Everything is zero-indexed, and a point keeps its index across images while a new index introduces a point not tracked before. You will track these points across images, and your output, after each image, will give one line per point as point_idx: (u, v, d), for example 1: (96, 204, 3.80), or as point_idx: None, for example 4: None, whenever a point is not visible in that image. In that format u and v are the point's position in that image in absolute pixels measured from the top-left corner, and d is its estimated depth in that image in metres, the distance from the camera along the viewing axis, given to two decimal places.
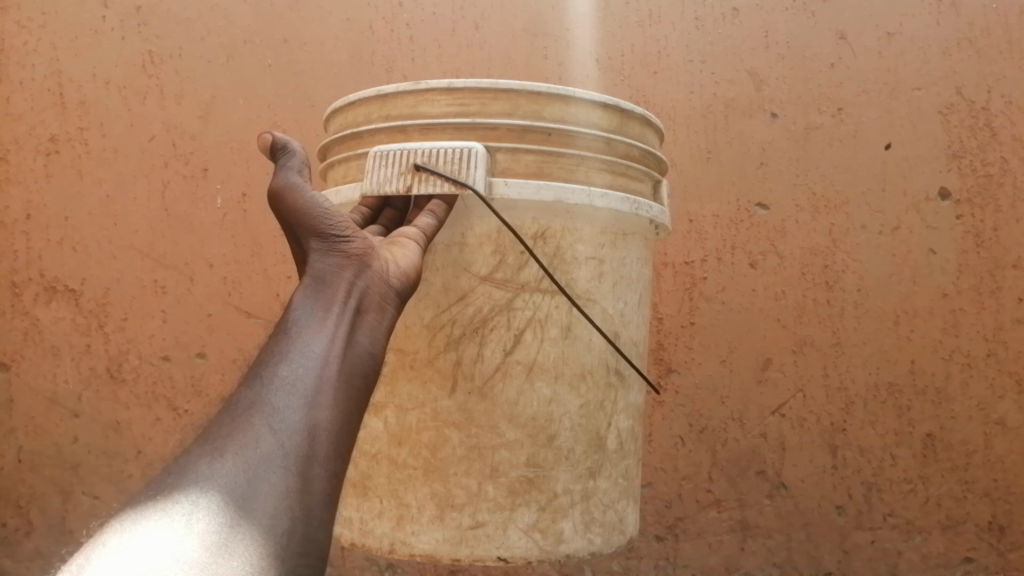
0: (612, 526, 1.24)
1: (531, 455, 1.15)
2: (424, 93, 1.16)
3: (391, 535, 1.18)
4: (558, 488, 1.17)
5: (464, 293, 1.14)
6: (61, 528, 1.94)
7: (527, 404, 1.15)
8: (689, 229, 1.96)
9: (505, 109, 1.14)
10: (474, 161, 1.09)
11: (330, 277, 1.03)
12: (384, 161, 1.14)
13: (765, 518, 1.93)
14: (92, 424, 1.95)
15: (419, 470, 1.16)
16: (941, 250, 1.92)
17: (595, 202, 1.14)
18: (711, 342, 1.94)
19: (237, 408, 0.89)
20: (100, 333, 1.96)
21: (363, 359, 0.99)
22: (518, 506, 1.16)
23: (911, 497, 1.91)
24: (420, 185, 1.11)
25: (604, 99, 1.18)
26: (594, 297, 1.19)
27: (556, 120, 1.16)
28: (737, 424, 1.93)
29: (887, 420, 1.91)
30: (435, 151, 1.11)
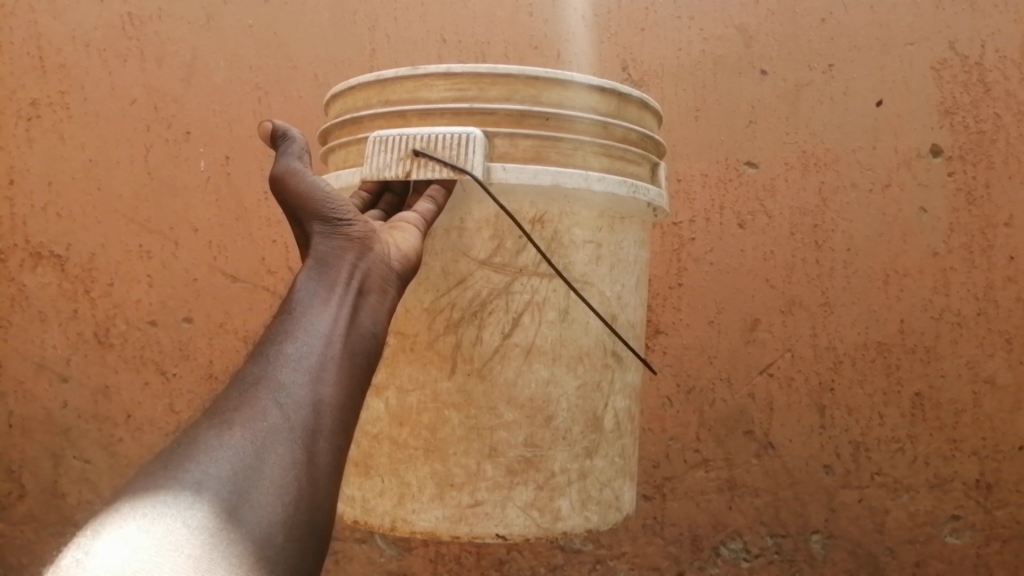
0: (608, 503, 1.30)
1: (529, 435, 1.21)
2: (424, 79, 1.20)
3: (393, 513, 1.24)
4: (556, 467, 1.23)
5: (463, 277, 1.19)
6: (53, 491, 1.95)
7: (525, 386, 1.20)
8: (678, 189, 1.95)
9: (503, 94, 1.18)
10: (472, 147, 1.13)
11: (334, 260, 1.07)
12: (384, 146, 1.18)
13: (753, 477, 1.94)
14: (81, 389, 1.95)
15: (420, 449, 1.22)
16: (932, 208, 1.91)
17: (593, 184, 1.18)
18: (698, 303, 1.94)
19: (244, 382, 0.93)
20: (87, 298, 1.96)
21: (364, 338, 1.03)
22: (516, 484, 1.21)
23: (899, 456, 1.92)
24: (419, 171, 1.15)
25: (600, 83, 1.21)
26: (591, 280, 1.23)
27: (554, 104, 1.19)
28: (724, 384, 1.93)
29: (876, 379, 1.91)
30: (433, 137, 1.15)
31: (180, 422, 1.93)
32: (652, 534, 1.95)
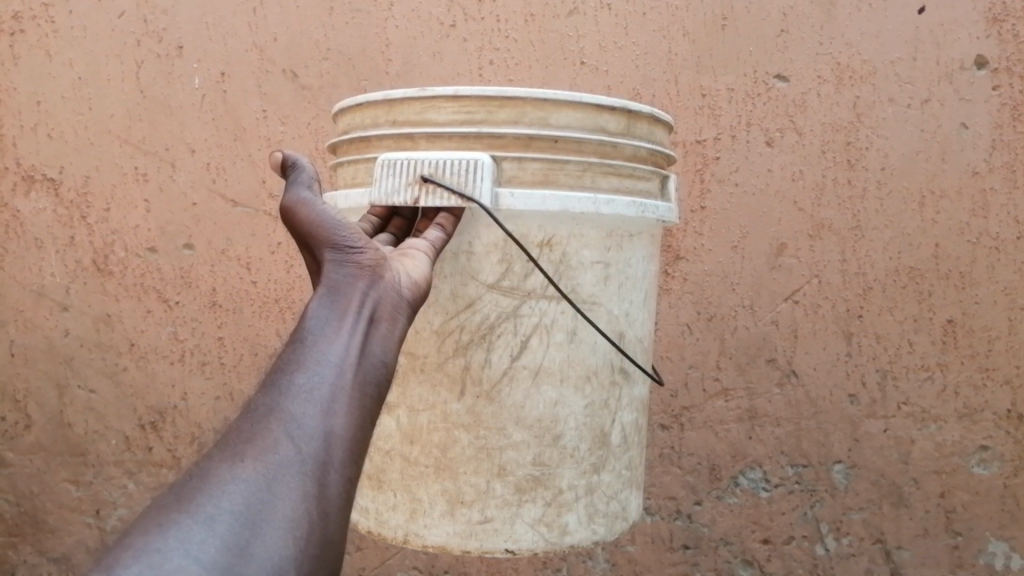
0: (614, 515, 1.30)
1: (537, 454, 1.22)
2: (430, 100, 1.16)
3: (406, 527, 1.26)
4: (563, 483, 1.24)
5: (472, 301, 1.18)
6: (59, 421, 1.92)
7: (534, 407, 1.20)
8: (702, 104, 1.82)
9: (510, 117, 1.15)
10: (480, 174, 1.11)
11: (344, 288, 1.06)
12: (390, 170, 1.15)
13: (774, 406, 1.88)
14: (82, 318, 1.90)
15: (430, 468, 1.23)
16: (973, 125, 1.78)
17: (601, 208, 1.16)
18: (721, 227, 1.84)
19: (256, 413, 0.93)
20: (83, 224, 1.89)
21: (374, 368, 1.02)
22: (525, 502, 1.22)
23: (927, 385, 1.85)
24: (427, 198, 1.14)
25: (610, 102, 1.17)
26: (599, 300, 1.22)
27: (563, 127, 1.16)
28: (748, 311, 1.85)
29: (907, 306, 1.83)
30: (442, 163, 1.13)
31: (184, 351, 1.88)
32: (668, 464, 1.91)
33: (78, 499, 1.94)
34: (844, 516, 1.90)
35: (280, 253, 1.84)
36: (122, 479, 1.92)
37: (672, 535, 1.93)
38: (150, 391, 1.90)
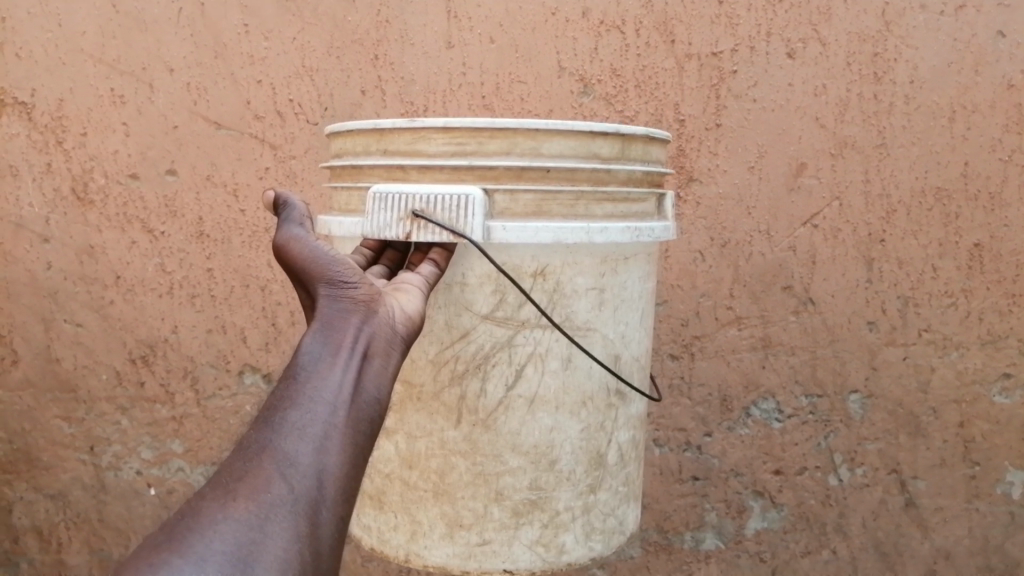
0: (612, 531, 1.28)
1: (533, 479, 1.19)
2: (419, 130, 1.10)
3: (407, 546, 1.24)
4: (560, 505, 1.21)
5: (466, 331, 1.14)
6: (47, 357, 1.86)
7: (530, 433, 1.17)
8: (719, 12, 1.69)
9: (501, 147, 1.09)
10: (472, 209, 1.06)
11: (338, 322, 1.02)
12: (380, 203, 1.09)
13: (790, 334, 1.80)
14: (64, 250, 1.82)
15: (429, 492, 1.20)
16: (1011, 33, 1.65)
17: (594, 238, 1.11)
18: (737, 147, 1.73)
19: (247, 451, 0.90)
20: (59, 150, 1.79)
21: (369, 406, 0.98)
22: (522, 524, 1.20)
23: (950, 312, 1.76)
24: (419, 233, 1.08)
25: (603, 128, 1.10)
26: (594, 326, 1.17)
27: (555, 155, 1.10)
28: (763, 236, 1.76)
29: (932, 229, 1.73)
30: (433, 198, 1.07)
31: (173, 283, 1.80)
32: (679, 395, 1.85)
33: (71, 436, 1.90)
34: (859, 446, 1.85)
35: (269, 179, 1.76)
36: (116, 415, 1.88)
37: (681, 467, 1.89)
38: (140, 325, 1.83)
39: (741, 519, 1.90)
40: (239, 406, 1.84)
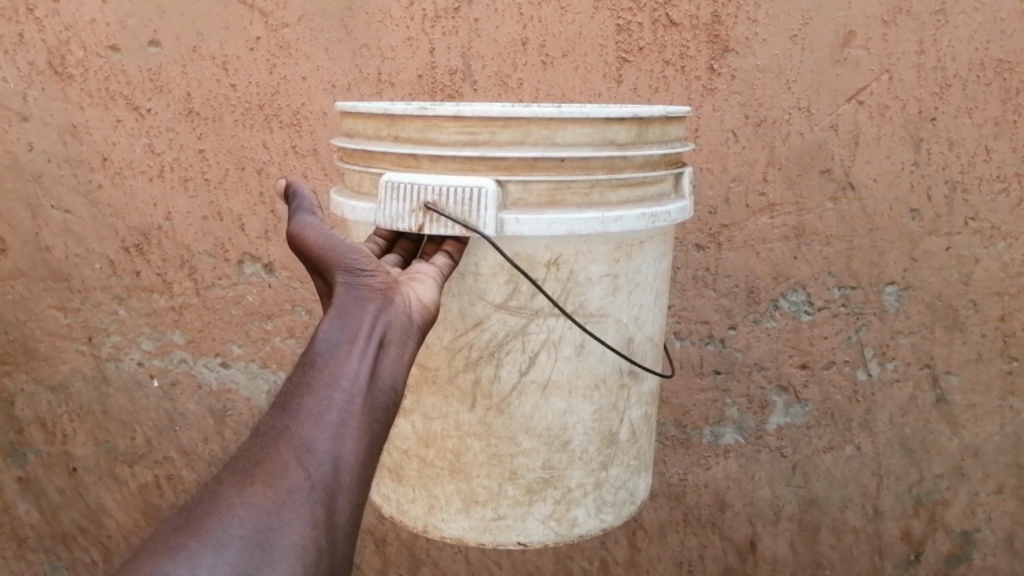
0: (623, 501, 1.29)
1: (547, 459, 1.20)
2: (430, 118, 1.05)
3: (425, 519, 1.26)
4: (572, 483, 1.22)
5: (479, 319, 1.13)
6: (36, 244, 1.82)
7: (544, 416, 1.17)
8: None
9: (514, 137, 1.04)
10: (485, 202, 1.03)
11: (354, 309, 1.00)
12: (391, 193, 1.07)
13: (826, 223, 1.68)
14: (45, 130, 1.75)
15: (445, 470, 1.21)
16: None
17: (609, 229, 1.08)
18: (779, 13, 1.56)
19: (264, 434, 0.91)
20: (31, 20, 1.69)
21: (384, 395, 0.98)
22: (535, 501, 1.21)
23: (1001, 199, 1.63)
24: (431, 225, 1.06)
25: (620, 114, 1.06)
26: (608, 312, 1.16)
27: (570, 145, 1.05)
28: (803, 114, 1.61)
29: (989, 107, 1.57)
30: (444, 189, 1.05)
31: (163, 166, 1.73)
32: (703, 288, 1.75)
33: (68, 326, 1.87)
34: (892, 341, 1.75)
35: (260, 51, 1.65)
36: (112, 305, 1.84)
37: (702, 361, 1.80)
38: (130, 211, 1.77)
39: (763, 414, 1.83)
40: (240, 297, 1.79)
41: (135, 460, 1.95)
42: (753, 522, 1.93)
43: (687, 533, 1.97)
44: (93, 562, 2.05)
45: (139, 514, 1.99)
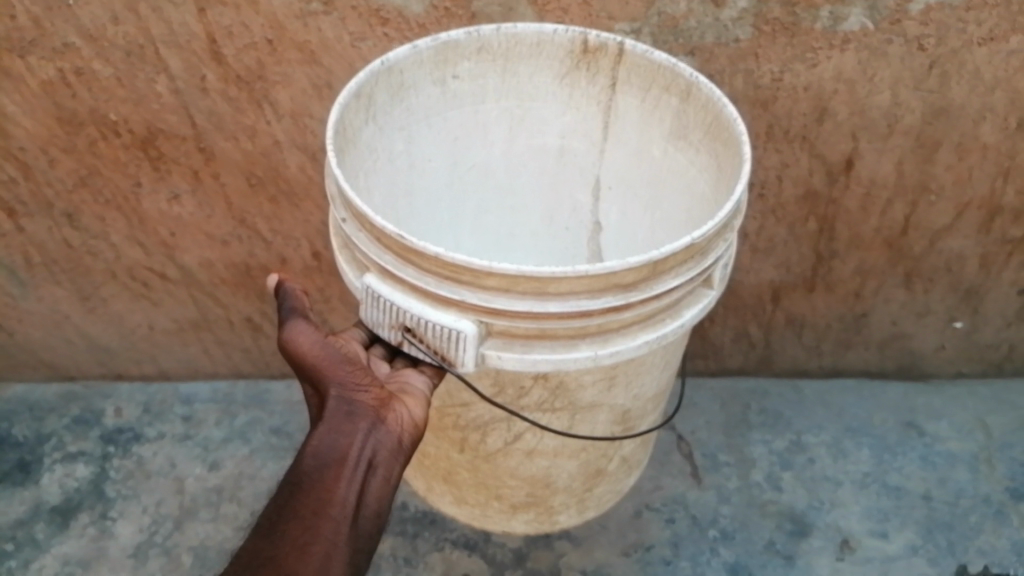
0: (605, 498, 1.52)
1: (529, 492, 1.43)
2: (412, 246, 1.07)
3: (425, 492, 1.57)
4: (555, 504, 1.47)
5: (465, 402, 1.30)
6: None
7: (528, 469, 1.38)
8: None
9: (500, 284, 1.05)
10: (462, 344, 1.10)
11: (346, 427, 1.14)
12: (376, 304, 1.15)
13: None
14: None
15: (442, 478, 1.48)
16: None
17: (600, 361, 1.13)
18: None
19: (254, 563, 1.06)
20: None
21: (368, 519, 1.13)
22: (520, 512, 1.48)
23: None
24: (410, 343, 1.16)
25: (617, 265, 1.03)
26: (602, 402, 1.29)
27: (563, 297, 1.06)
28: None
29: None
30: (423, 320, 1.11)
31: None
32: None
33: None
34: None
35: None
36: None
37: None
38: None
39: None
40: None
41: (26, 50, 1.44)
42: (856, 138, 1.50)
43: (767, 151, 1.52)
44: (12, 179, 1.63)
45: (51, 121, 1.54)
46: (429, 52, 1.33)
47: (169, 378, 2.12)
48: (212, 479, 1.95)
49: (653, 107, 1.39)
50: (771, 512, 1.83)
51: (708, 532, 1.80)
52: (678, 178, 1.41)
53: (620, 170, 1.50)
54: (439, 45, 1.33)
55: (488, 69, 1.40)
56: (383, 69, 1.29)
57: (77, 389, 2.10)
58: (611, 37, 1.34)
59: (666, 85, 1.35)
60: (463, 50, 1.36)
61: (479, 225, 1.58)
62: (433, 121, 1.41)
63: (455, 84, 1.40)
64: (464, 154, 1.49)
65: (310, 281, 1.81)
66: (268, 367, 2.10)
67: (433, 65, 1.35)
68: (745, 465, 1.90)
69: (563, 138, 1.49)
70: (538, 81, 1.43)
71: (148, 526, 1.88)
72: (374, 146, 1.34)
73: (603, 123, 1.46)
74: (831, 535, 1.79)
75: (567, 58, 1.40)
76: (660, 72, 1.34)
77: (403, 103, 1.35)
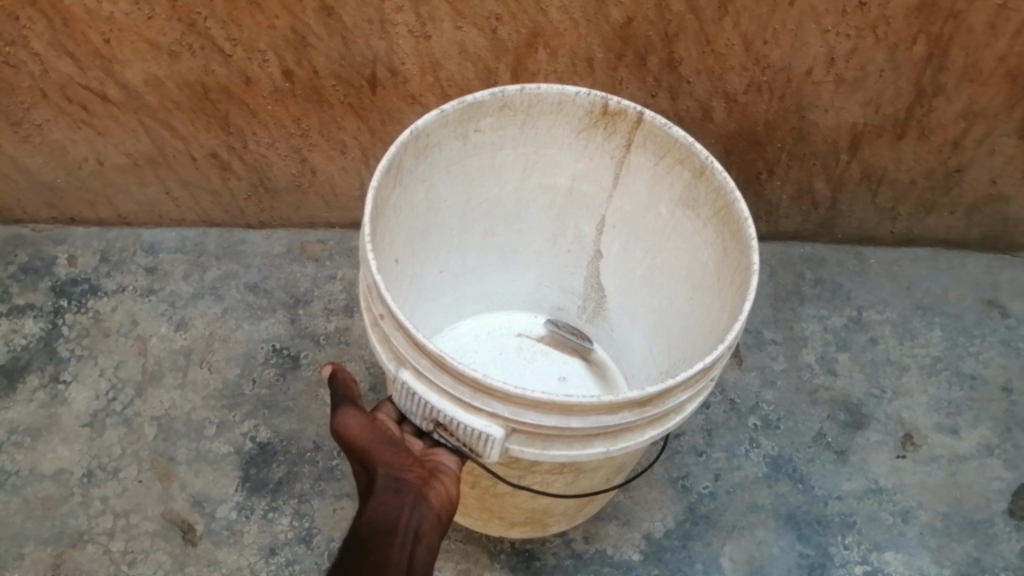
0: (592, 506, 1.34)
1: (531, 511, 1.28)
2: (447, 361, 1.01)
3: None
4: (554, 518, 1.32)
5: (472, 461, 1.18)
6: None
7: (530, 502, 1.26)
8: None
9: (529, 405, 1.00)
10: (491, 444, 1.04)
11: (394, 500, 1.10)
12: (410, 396, 1.08)
13: None
14: None
15: None
16: None
17: (610, 455, 1.08)
18: None
19: None
20: None
21: None
22: (518, 525, 1.32)
23: None
24: (441, 434, 1.09)
25: (635, 395, 1.01)
26: (610, 460, 1.19)
27: (586, 414, 1.01)
28: None
29: None
30: (456, 422, 1.05)
31: None
32: None
33: None
34: None
35: None
36: None
37: None
38: None
39: None
40: None
41: None
42: None
43: None
44: None
45: None
46: (454, 115, 1.23)
47: (129, 224, 1.83)
48: (178, 341, 1.69)
49: (667, 171, 1.32)
50: (823, 400, 1.57)
51: (747, 420, 1.55)
52: (682, 241, 1.35)
53: (625, 215, 1.42)
54: (465, 107, 1.23)
55: (509, 122, 1.31)
56: (412, 138, 1.19)
57: (24, 233, 1.81)
58: (632, 105, 1.26)
59: (680, 157, 1.28)
60: (487, 109, 1.26)
61: (484, 253, 1.49)
62: (451, 173, 1.32)
63: (476, 137, 1.30)
64: (476, 196, 1.39)
65: (282, 108, 1.49)
66: (241, 214, 1.80)
67: (458, 125, 1.25)
68: (795, 345, 1.62)
69: (573, 180, 1.40)
70: (554, 134, 1.34)
71: (106, 392, 1.64)
72: (399, 204, 1.25)
73: (615, 174, 1.38)
74: (891, 429, 1.54)
75: (588, 114, 1.31)
76: (675, 145, 1.27)
77: (427, 160, 1.26)
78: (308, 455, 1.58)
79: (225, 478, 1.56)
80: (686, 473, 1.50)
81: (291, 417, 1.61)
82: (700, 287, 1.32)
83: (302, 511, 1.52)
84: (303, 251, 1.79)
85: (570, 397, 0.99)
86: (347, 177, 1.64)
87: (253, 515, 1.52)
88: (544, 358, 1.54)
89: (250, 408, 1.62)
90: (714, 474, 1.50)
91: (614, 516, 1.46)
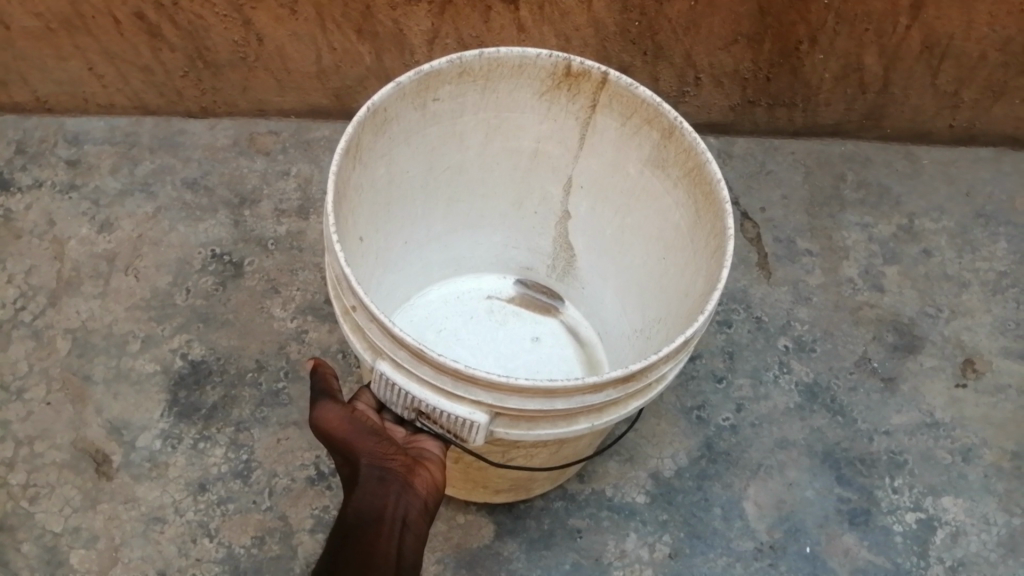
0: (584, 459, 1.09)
1: (516, 472, 1.03)
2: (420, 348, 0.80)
3: None
4: (545, 475, 1.06)
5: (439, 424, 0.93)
6: None
7: (511, 470, 1.01)
8: None
9: (509, 394, 0.80)
10: (475, 431, 0.83)
11: (381, 489, 0.88)
12: (387, 385, 0.86)
13: None
14: None
15: None
16: None
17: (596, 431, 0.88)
18: None
19: None
20: None
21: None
22: (501, 485, 1.07)
23: None
24: (425, 422, 0.87)
25: (625, 371, 0.81)
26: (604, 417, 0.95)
27: (572, 394, 0.81)
28: None
29: None
30: (438, 411, 0.83)
31: None
32: None
33: None
34: None
35: None
36: None
37: None
38: None
39: None
40: None
41: None
42: None
43: None
44: None
45: None
46: (411, 85, 1.01)
47: (51, 111, 1.56)
48: (102, 244, 1.43)
49: (635, 132, 1.09)
50: (867, 320, 1.31)
51: (777, 341, 1.29)
52: (652, 205, 1.12)
53: (594, 178, 1.17)
54: (422, 77, 1.01)
55: (469, 89, 1.07)
56: (369, 115, 0.97)
57: None
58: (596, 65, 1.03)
59: (649, 117, 1.05)
60: (444, 76, 1.03)
61: (448, 223, 1.23)
62: (411, 148, 1.09)
63: (434, 107, 1.07)
64: (436, 171, 1.15)
65: None
66: (181, 98, 1.53)
67: (413, 95, 1.03)
68: (835, 256, 1.36)
69: (538, 142, 1.16)
70: (512, 99, 1.11)
71: (13, 299, 1.38)
72: (361, 185, 1.03)
73: (580, 135, 1.14)
74: (949, 353, 1.29)
75: (548, 74, 1.08)
76: (641, 105, 1.05)
77: (386, 135, 1.03)
78: (249, 375, 1.32)
79: (149, 401, 1.30)
80: (703, 403, 1.24)
81: (230, 331, 1.35)
82: (674, 249, 1.09)
83: (240, 442, 1.27)
84: (251, 144, 1.52)
85: (551, 380, 0.79)
86: (299, 47, 1.42)
87: (180, 446, 1.26)
88: (516, 321, 1.27)
89: (183, 321, 1.36)
90: (735, 404, 1.24)
91: (616, 451, 1.20)
